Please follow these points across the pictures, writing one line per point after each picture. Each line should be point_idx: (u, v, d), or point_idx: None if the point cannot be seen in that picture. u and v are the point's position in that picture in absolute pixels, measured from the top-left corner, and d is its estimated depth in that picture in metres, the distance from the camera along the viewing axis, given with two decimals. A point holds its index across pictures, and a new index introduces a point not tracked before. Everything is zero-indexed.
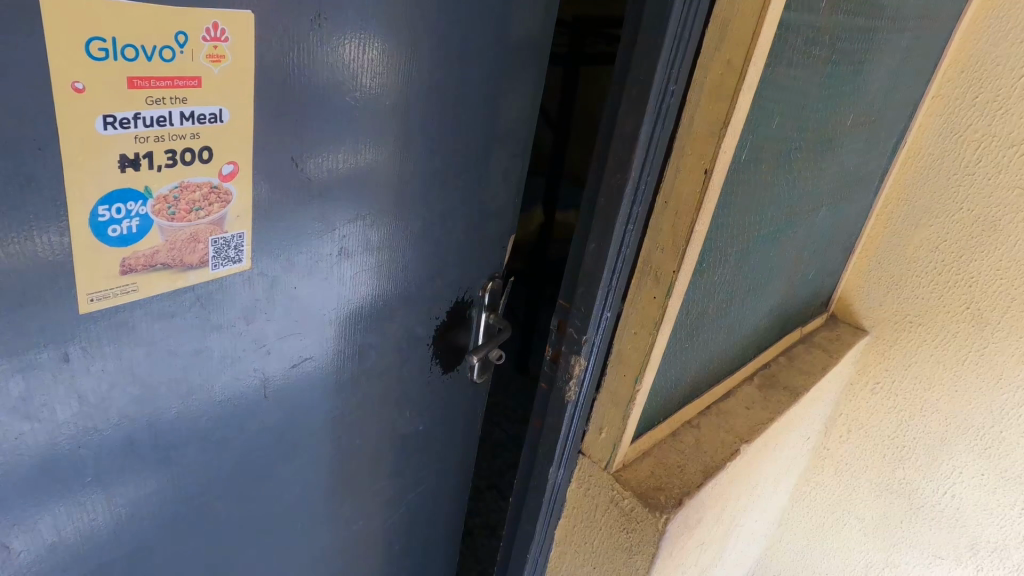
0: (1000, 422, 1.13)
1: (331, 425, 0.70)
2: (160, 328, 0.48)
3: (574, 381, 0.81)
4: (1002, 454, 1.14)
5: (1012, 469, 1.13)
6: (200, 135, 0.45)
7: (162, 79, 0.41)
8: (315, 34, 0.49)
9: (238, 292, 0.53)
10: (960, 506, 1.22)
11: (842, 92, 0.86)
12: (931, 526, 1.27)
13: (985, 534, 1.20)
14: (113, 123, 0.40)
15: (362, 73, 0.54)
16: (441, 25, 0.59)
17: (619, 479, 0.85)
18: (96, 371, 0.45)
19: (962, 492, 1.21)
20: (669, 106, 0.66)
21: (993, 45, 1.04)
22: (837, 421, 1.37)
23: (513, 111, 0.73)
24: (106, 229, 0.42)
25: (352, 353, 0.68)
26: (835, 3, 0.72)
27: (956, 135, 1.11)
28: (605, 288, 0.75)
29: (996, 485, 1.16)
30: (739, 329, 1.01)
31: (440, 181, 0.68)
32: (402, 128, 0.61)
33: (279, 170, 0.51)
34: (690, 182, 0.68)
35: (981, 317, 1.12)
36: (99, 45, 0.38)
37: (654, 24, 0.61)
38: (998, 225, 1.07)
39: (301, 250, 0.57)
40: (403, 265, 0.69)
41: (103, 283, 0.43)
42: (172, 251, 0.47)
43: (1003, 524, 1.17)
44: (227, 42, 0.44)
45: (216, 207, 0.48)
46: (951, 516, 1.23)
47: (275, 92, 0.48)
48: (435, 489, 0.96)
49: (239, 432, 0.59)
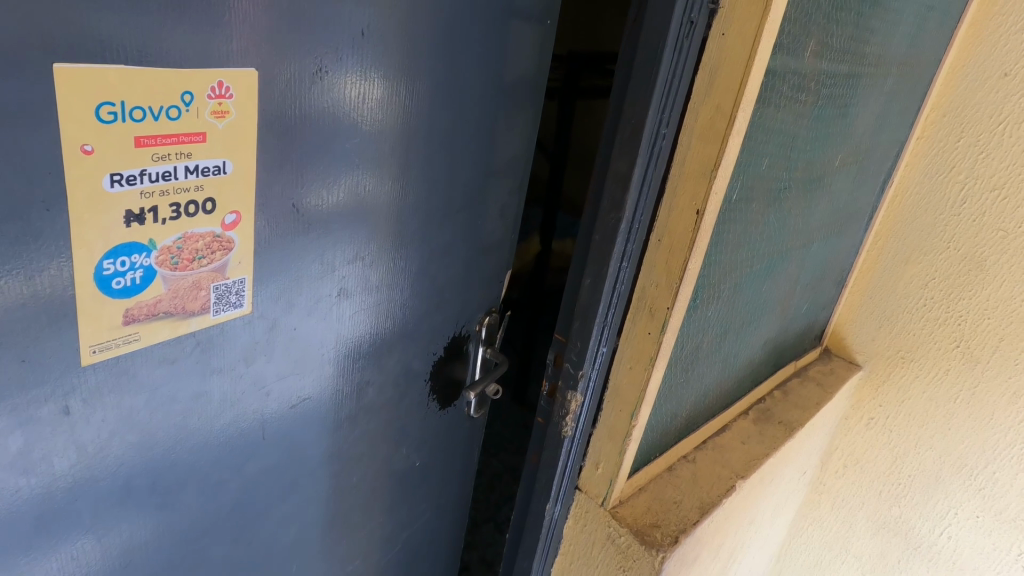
0: (993, 462, 1.13)
1: (328, 464, 0.70)
2: (161, 374, 0.49)
3: (570, 416, 0.81)
4: (996, 495, 1.13)
5: (1008, 511, 1.13)
6: (204, 187, 0.46)
7: (168, 137, 0.43)
8: (315, 87, 0.51)
9: (238, 335, 0.54)
10: (957, 547, 1.21)
11: (830, 133, 0.88)
12: (928, 567, 1.26)
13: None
14: (120, 180, 0.41)
15: (360, 122, 0.56)
16: (435, 77, 0.61)
17: (615, 516, 0.85)
18: (96, 422, 0.46)
19: (958, 534, 1.20)
20: (661, 149, 0.68)
21: (972, 92, 1.07)
22: (833, 455, 1.37)
23: (507, 153, 0.75)
24: (111, 282, 0.43)
25: (351, 390, 0.69)
26: (819, 50, 0.74)
27: (941, 175, 1.13)
28: (600, 324, 0.76)
29: (992, 527, 1.15)
30: (734, 363, 1.01)
31: (437, 221, 0.70)
32: (398, 173, 0.62)
33: (279, 215, 0.53)
34: (682, 220, 0.69)
35: (972, 356, 1.13)
36: (109, 109, 0.39)
37: (646, 72, 0.63)
38: (984, 265, 1.09)
39: (301, 292, 0.58)
40: (401, 303, 0.70)
41: (105, 334, 0.44)
42: (174, 299, 0.48)
43: (999, 567, 1.16)
44: (231, 98, 0.45)
45: (217, 255, 0.49)
46: (947, 557, 1.23)
47: (277, 141, 0.50)
48: (432, 524, 0.96)
49: (235, 475, 0.59)
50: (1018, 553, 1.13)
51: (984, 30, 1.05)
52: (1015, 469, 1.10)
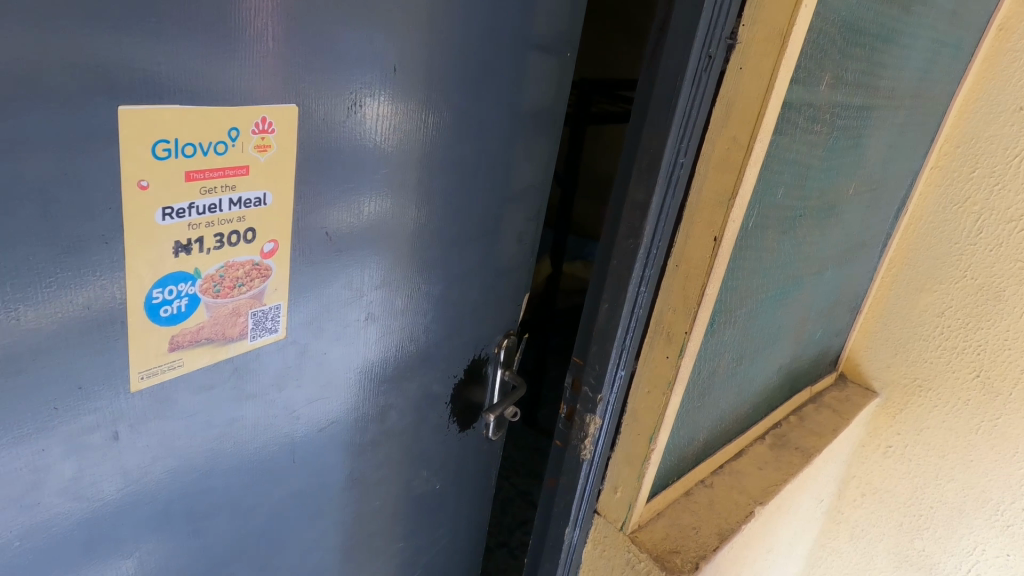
0: (1019, 498, 1.12)
1: (353, 488, 0.71)
2: (201, 398, 0.50)
3: (588, 439, 0.81)
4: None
5: None
6: (246, 217, 0.48)
7: (215, 171, 0.45)
8: (350, 120, 0.53)
9: (272, 360, 0.55)
10: None
11: (842, 162, 0.90)
12: None
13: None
14: (171, 214, 0.43)
15: (388, 154, 0.58)
16: (460, 108, 0.63)
17: (635, 542, 0.85)
18: (140, 447, 0.48)
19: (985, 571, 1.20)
20: (679, 176, 0.69)
21: (985, 124, 1.10)
22: (850, 484, 1.38)
23: (525, 179, 0.77)
24: (159, 310, 0.45)
25: (375, 414, 0.69)
26: (833, 83, 0.76)
27: (955, 205, 1.15)
28: (619, 348, 0.76)
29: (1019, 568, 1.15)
30: (749, 387, 1.02)
31: (459, 248, 0.72)
32: (425, 203, 0.64)
33: (312, 243, 0.54)
34: (700, 246, 0.70)
35: (992, 386, 1.14)
36: (163, 146, 0.42)
37: (664, 104, 0.65)
38: (1001, 295, 1.10)
39: (331, 316, 0.59)
40: (424, 327, 0.71)
41: (151, 360, 0.46)
42: (215, 325, 0.49)
43: None
44: (273, 134, 0.48)
45: (256, 282, 0.51)
46: None
47: (312, 170, 0.52)
48: (450, 549, 0.96)
49: (266, 498, 0.60)
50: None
51: (996, 66, 1.08)
52: None
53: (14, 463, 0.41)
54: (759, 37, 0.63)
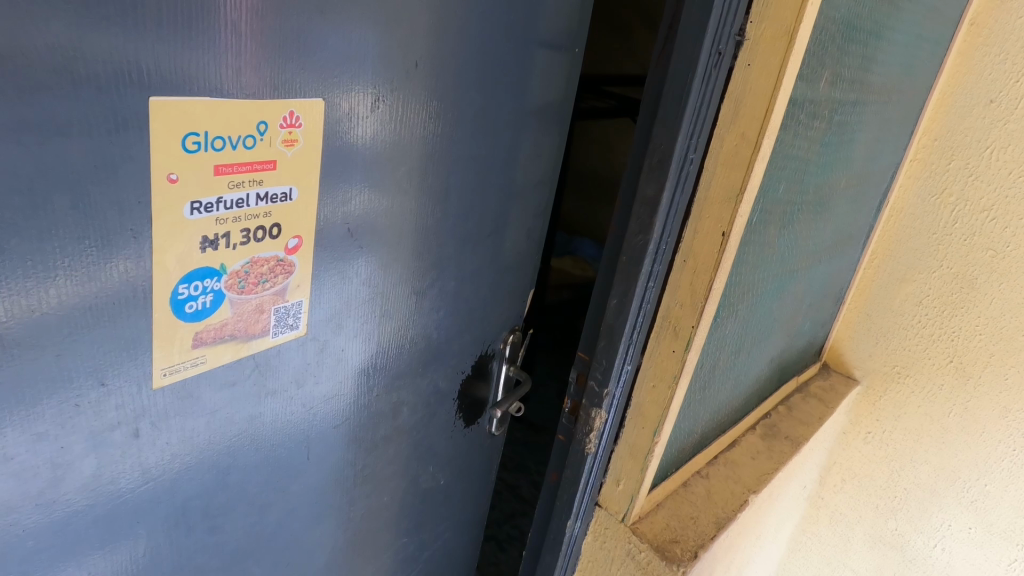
0: (985, 474, 1.20)
1: (362, 485, 0.71)
2: (222, 396, 0.50)
3: (593, 433, 0.82)
4: (988, 508, 1.21)
5: (998, 523, 1.20)
6: (272, 213, 0.47)
7: (243, 165, 0.44)
8: (372, 113, 0.53)
9: (292, 357, 0.54)
10: (951, 559, 1.28)
11: (836, 158, 0.92)
12: None
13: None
14: (199, 208, 0.42)
15: (408, 147, 0.58)
16: (477, 102, 0.63)
17: (636, 532, 0.86)
18: (160, 444, 0.47)
19: (952, 546, 1.27)
20: (689, 173, 0.70)
21: (961, 118, 1.15)
22: (831, 470, 1.42)
23: (533, 174, 0.77)
24: (184, 305, 0.44)
25: (388, 411, 0.69)
26: (832, 80, 0.78)
27: (934, 197, 1.20)
28: (626, 343, 0.76)
29: (983, 540, 1.22)
30: (744, 379, 1.04)
31: (472, 244, 0.71)
32: (441, 197, 0.64)
33: (334, 239, 0.54)
34: (708, 242, 0.71)
35: (965, 371, 1.20)
36: (194, 139, 0.41)
37: (675, 99, 0.66)
38: (975, 283, 1.16)
39: (349, 312, 0.59)
40: (436, 323, 0.71)
41: (175, 357, 0.45)
42: (239, 322, 0.49)
43: None
44: (300, 128, 0.47)
45: (279, 278, 0.50)
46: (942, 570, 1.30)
47: (334, 165, 0.51)
48: (452, 542, 0.96)
49: (281, 495, 0.60)
50: (1008, 564, 1.20)
51: (969, 60, 1.12)
52: (1004, 480, 1.18)
53: (34, 460, 0.40)
54: (767, 35, 0.64)
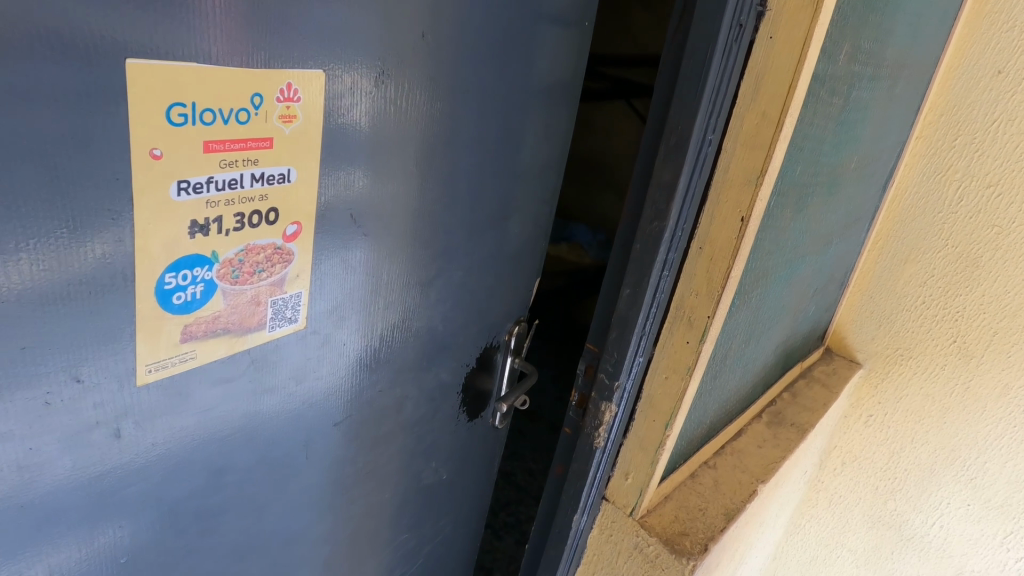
0: (985, 452, 1.18)
1: (362, 482, 0.67)
2: (215, 395, 0.46)
3: (603, 427, 0.79)
4: (987, 485, 1.19)
5: (994, 498, 1.19)
6: (268, 196, 0.43)
7: (236, 142, 0.40)
8: (376, 90, 0.48)
9: (291, 352, 0.50)
10: (947, 536, 1.27)
11: (849, 138, 0.89)
12: (918, 558, 1.33)
13: (969, 564, 1.26)
14: (187, 188, 0.38)
15: (416, 124, 0.54)
16: (487, 75, 0.58)
17: (644, 526, 0.84)
18: (146, 445, 0.43)
19: (949, 523, 1.26)
20: (706, 155, 0.66)
21: (967, 92, 1.12)
22: (831, 454, 1.41)
23: (541, 155, 0.73)
24: (171, 296, 0.40)
25: (391, 407, 0.65)
26: (851, 55, 0.75)
27: (939, 175, 1.18)
28: (639, 333, 0.73)
29: (980, 516, 1.22)
30: (752, 367, 1.01)
31: (478, 229, 0.68)
32: (447, 180, 0.60)
33: (335, 226, 0.50)
34: (726, 227, 0.67)
35: (967, 352, 1.18)
36: (180, 111, 0.36)
37: (693, 75, 0.62)
38: (979, 261, 1.13)
39: (351, 306, 0.55)
40: (441, 315, 0.67)
41: (162, 353, 0.41)
42: (233, 314, 0.44)
43: (985, 554, 1.23)
44: (298, 102, 0.43)
45: (277, 268, 0.46)
46: (939, 547, 1.29)
47: (336, 143, 0.47)
48: (454, 537, 0.93)
49: (277, 496, 0.56)
50: (1003, 539, 1.20)
51: (977, 30, 1.09)
52: (1004, 456, 1.16)
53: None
54: (792, 4, 0.60)
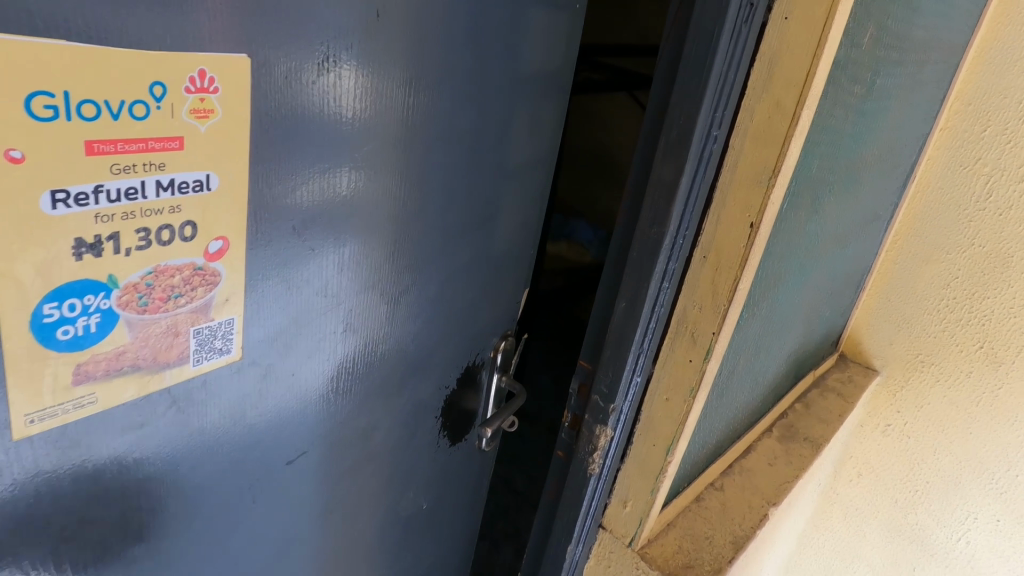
0: (1015, 464, 1.09)
1: (327, 520, 0.60)
2: (125, 443, 0.38)
3: (598, 452, 0.72)
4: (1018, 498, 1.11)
5: None
6: (183, 207, 0.35)
7: (132, 142, 0.32)
8: (320, 75, 0.40)
9: (226, 387, 0.43)
10: (974, 551, 1.20)
11: (869, 131, 0.82)
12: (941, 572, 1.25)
13: None
14: (65, 200, 0.30)
15: (380, 119, 0.46)
16: (464, 61, 0.51)
17: (645, 558, 0.77)
18: (33, 509, 0.35)
19: (976, 538, 1.18)
20: (711, 153, 0.58)
21: (998, 79, 1.04)
22: (847, 464, 1.33)
23: (529, 153, 0.65)
24: (55, 332, 0.32)
25: (358, 437, 0.58)
26: (875, 39, 0.67)
27: (965, 169, 1.09)
28: (636, 351, 0.66)
29: (1011, 530, 1.13)
30: (762, 379, 0.94)
31: (456, 236, 0.60)
32: (419, 182, 0.52)
33: (275, 239, 0.42)
34: (734, 233, 0.60)
35: (995, 357, 1.09)
36: (45, 102, 0.28)
37: (698, 59, 0.54)
38: (1010, 261, 1.04)
39: (302, 332, 0.47)
40: (413, 333, 0.60)
41: (47, 399, 0.33)
42: (144, 349, 0.37)
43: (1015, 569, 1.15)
44: (217, 93, 0.34)
45: (199, 292, 0.38)
46: (964, 562, 1.22)
47: (271, 139, 0.39)
48: (438, 566, 0.86)
49: (221, 547, 0.49)
50: None
51: (1011, 10, 1.01)
52: None
53: None
54: None
